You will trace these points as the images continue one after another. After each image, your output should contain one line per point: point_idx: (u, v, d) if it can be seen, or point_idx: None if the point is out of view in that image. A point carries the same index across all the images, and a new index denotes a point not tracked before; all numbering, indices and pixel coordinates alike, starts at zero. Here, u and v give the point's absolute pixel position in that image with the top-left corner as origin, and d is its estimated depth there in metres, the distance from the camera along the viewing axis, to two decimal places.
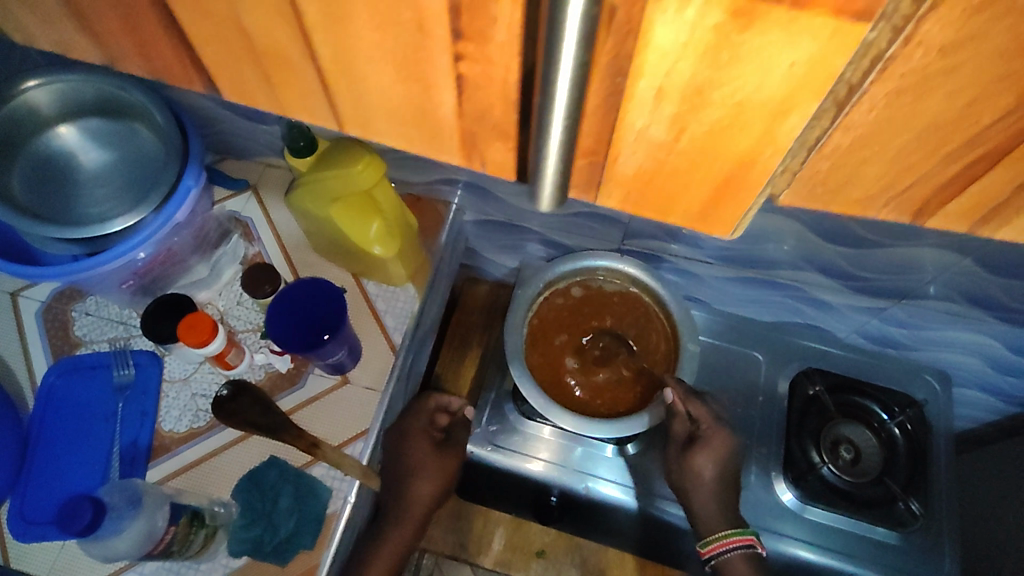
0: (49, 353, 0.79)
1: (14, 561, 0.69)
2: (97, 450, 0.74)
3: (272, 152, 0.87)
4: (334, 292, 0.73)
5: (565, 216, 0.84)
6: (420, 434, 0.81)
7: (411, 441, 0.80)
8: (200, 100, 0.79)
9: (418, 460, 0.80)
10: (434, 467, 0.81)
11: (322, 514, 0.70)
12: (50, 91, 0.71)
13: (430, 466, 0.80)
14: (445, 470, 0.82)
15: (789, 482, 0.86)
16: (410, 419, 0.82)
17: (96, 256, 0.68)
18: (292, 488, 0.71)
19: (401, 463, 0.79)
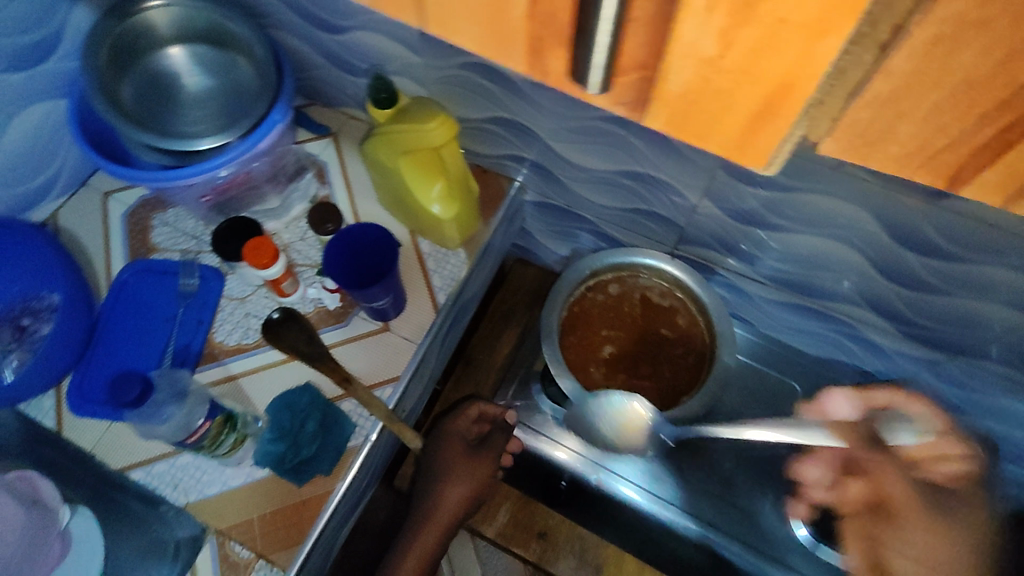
0: (127, 252, 0.84)
1: (65, 429, 0.73)
2: (152, 348, 0.78)
3: (357, 106, 0.92)
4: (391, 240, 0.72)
5: (623, 212, 0.86)
6: (455, 439, 0.84)
7: (447, 444, 0.83)
8: (302, 46, 0.85)
9: (456, 458, 0.82)
10: (466, 473, 0.82)
11: (332, 442, 0.72)
12: (169, 14, 0.77)
13: (460, 463, 0.82)
14: (477, 476, 0.82)
15: (807, 519, 0.83)
16: (446, 428, 0.85)
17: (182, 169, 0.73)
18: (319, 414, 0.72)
19: (439, 457, 0.83)
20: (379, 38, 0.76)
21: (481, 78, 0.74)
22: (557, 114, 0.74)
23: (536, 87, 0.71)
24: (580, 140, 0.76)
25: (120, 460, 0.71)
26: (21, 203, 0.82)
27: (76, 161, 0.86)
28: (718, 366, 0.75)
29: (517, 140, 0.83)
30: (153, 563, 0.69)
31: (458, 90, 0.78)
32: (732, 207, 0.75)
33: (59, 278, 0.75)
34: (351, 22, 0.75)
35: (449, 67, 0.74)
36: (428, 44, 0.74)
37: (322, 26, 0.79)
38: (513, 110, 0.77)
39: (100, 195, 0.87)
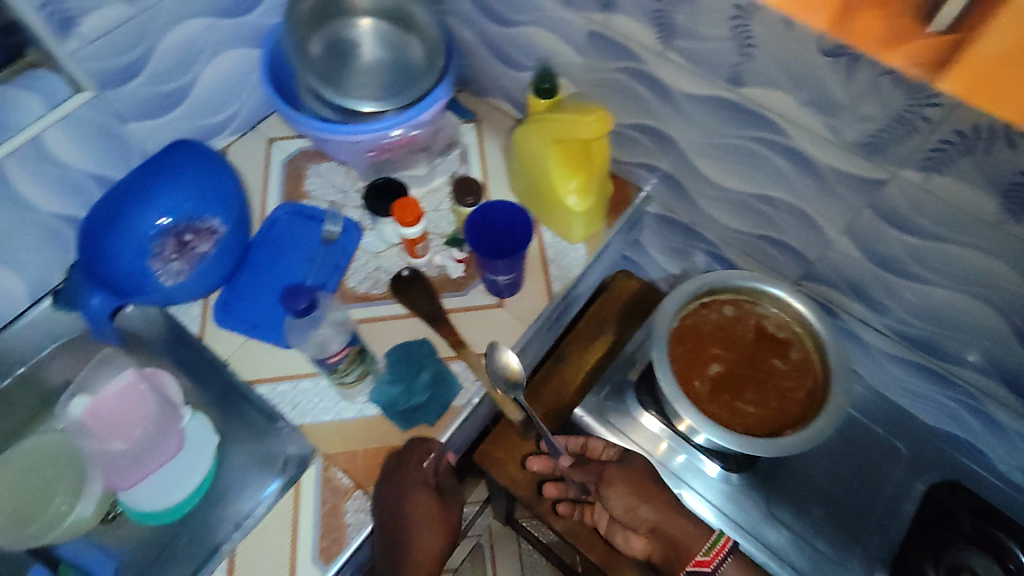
0: (281, 194, 0.91)
1: (206, 337, 0.81)
2: (290, 281, 0.85)
3: (503, 96, 0.95)
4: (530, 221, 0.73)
5: (750, 238, 0.85)
6: (417, 482, 0.70)
7: (410, 493, 0.69)
8: (466, 32, 0.89)
9: (411, 505, 0.69)
10: (439, 520, 0.72)
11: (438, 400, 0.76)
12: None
13: (432, 526, 0.71)
14: (450, 521, 0.73)
15: None
16: (404, 469, 0.70)
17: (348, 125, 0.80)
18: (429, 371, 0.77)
19: (394, 514, 0.68)
20: (545, 34, 0.79)
21: (638, 84, 0.75)
22: (706, 130, 0.74)
23: (694, 100, 0.72)
24: (726, 159, 0.77)
25: (250, 373, 0.78)
26: (199, 136, 0.91)
27: (253, 106, 0.94)
28: (836, 399, 0.74)
29: (657, 151, 0.84)
30: (263, 472, 0.75)
31: (609, 94, 0.80)
32: (870, 250, 0.74)
33: (226, 205, 0.83)
34: (523, 15, 0.79)
35: (608, 69, 0.76)
36: (592, 46, 0.76)
37: (492, 17, 0.83)
38: (662, 120, 0.78)
39: (265, 139, 0.95)
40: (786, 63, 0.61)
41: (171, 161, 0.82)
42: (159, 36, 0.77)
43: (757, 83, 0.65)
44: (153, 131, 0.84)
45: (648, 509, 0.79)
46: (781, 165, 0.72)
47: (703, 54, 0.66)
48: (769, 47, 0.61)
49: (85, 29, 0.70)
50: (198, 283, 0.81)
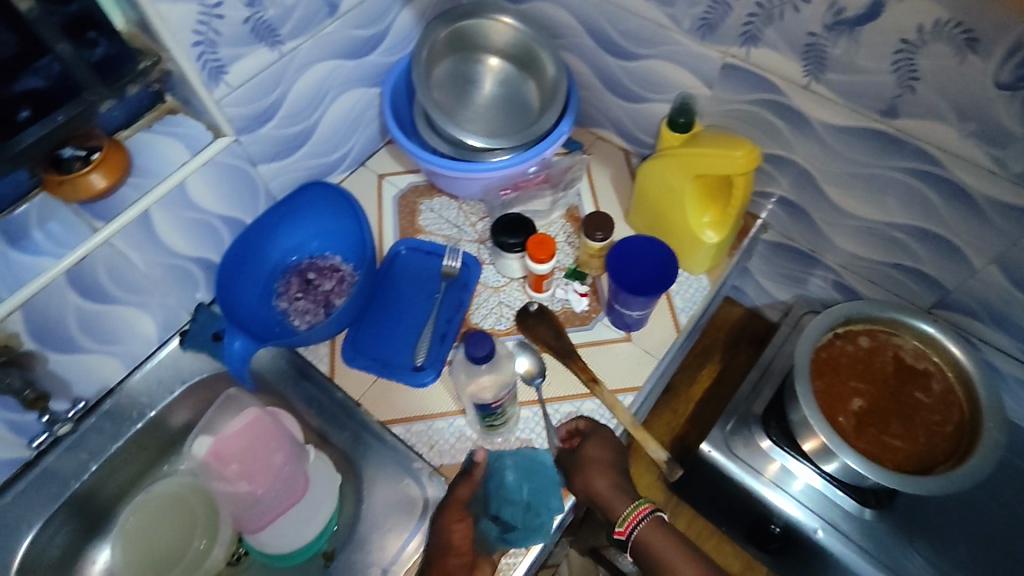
0: (397, 231, 0.92)
1: (336, 376, 0.82)
2: (415, 318, 0.85)
3: (612, 127, 0.94)
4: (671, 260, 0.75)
5: (879, 266, 0.83)
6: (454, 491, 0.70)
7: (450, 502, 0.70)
8: (582, 68, 0.90)
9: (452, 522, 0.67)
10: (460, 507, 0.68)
11: (559, 479, 0.71)
12: (499, 28, 0.87)
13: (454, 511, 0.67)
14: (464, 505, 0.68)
15: None
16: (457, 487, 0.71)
17: (469, 163, 0.82)
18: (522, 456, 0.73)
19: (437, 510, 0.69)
20: (673, 69, 0.79)
21: (773, 115, 0.75)
22: (844, 159, 0.73)
23: (834, 130, 0.71)
24: (861, 187, 0.75)
25: (385, 412, 0.79)
26: (316, 174, 0.93)
27: (363, 144, 0.96)
28: (989, 429, 0.70)
29: (779, 179, 0.82)
30: (401, 515, 0.75)
31: (738, 125, 0.79)
32: (1022, 278, 0.70)
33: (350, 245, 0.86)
34: (648, 50, 0.79)
35: (741, 101, 0.76)
36: (724, 79, 0.76)
37: (615, 51, 0.83)
38: (795, 150, 0.77)
39: (376, 176, 0.97)
40: (952, 92, 0.60)
41: (305, 202, 0.87)
42: (293, 80, 0.79)
43: (916, 115, 0.64)
44: (278, 172, 0.86)
45: (591, 474, 0.68)
46: (930, 197, 0.70)
47: (859, 87, 0.66)
48: (937, 79, 0.60)
49: (232, 77, 0.72)
50: (331, 328, 0.80)
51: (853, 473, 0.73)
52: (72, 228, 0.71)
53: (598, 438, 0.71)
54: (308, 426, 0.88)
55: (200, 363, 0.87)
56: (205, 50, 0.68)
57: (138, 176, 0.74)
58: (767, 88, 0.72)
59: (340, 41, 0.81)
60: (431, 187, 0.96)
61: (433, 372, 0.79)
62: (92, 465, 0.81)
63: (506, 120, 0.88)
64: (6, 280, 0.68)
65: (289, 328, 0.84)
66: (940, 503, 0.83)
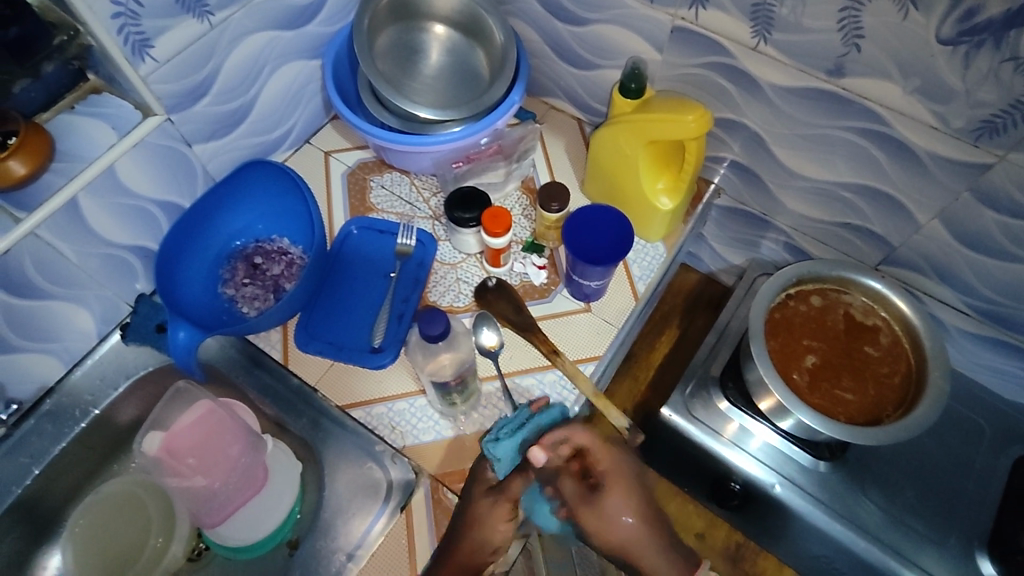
0: (347, 210, 0.90)
1: (291, 363, 0.80)
2: (371, 299, 0.83)
3: (564, 95, 0.93)
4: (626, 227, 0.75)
5: (828, 226, 0.85)
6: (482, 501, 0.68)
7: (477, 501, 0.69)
8: (531, 35, 0.88)
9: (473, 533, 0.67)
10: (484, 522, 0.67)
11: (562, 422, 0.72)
12: None
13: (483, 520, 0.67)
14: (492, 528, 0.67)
15: (959, 559, 0.81)
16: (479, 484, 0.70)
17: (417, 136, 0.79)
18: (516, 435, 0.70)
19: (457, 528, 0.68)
20: (622, 32, 0.78)
21: (723, 77, 0.74)
22: (794, 121, 0.74)
23: (783, 92, 0.71)
24: (811, 148, 0.75)
25: (344, 396, 0.77)
26: (257, 154, 0.89)
27: (306, 120, 0.92)
28: (935, 379, 0.72)
29: (731, 143, 0.82)
30: (367, 498, 0.74)
31: (690, 89, 0.78)
32: (963, 233, 0.72)
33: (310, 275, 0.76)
34: (596, 14, 0.77)
35: (691, 65, 0.75)
36: (672, 42, 0.75)
37: (563, 16, 0.81)
38: (745, 114, 0.77)
39: (322, 153, 0.94)
40: (895, 49, 0.61)
41: (251, 183, 0.84)
42: (226, 54, 0.74)
43: (861, 74, 0.64)
44: (216, 153, 0.82)
45: (628, 523, 0.68)
46: (878, 156, 0.71)
47: (805, 47, 0.65)
48: (881, 37, 0.60)
49: (158, 51, 0.68)
50: (280, 312, 0.77)
51: (809, 429, 0.75)
52: None
53: (633, 493, 0.70)
54: (265, 413, 0.85)
55: (145, 357, 0.83)
56: (126, 23, 0.64)
57: (63, 161, 0.69)
58: (717, 50, 0.72)
59: (275, 10, 0.77)
60: (380, 163, 0.93)
61: (392, 353, 0.78)
62: (35, 470, 0.77)
63: (454, 91, 0.85)
64: None
65: (238, 316, 0.81)
66: (891, 452, 0.86)
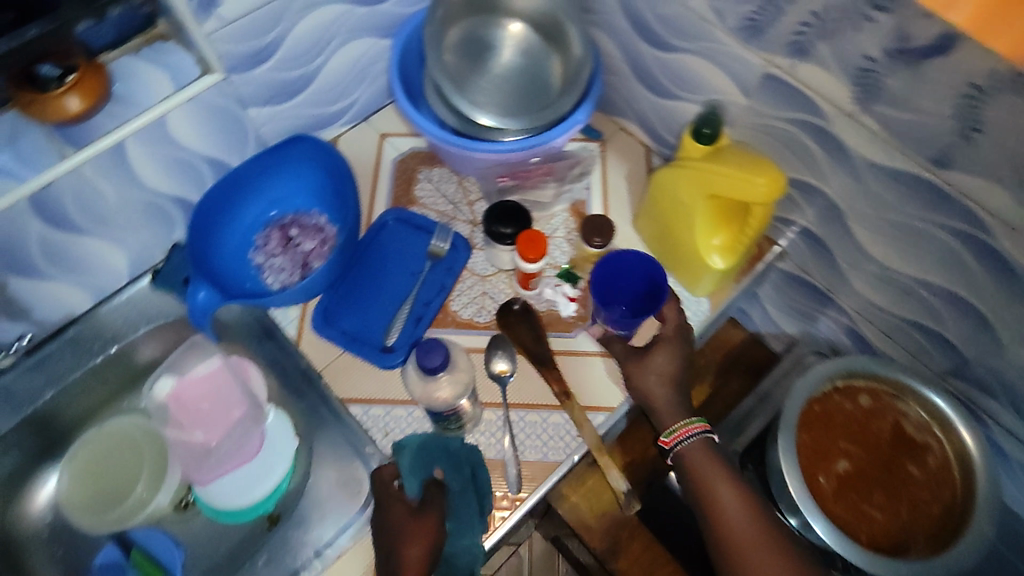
0: (390, 198, 0.88)
1: (302, 342, 0.79)
2: (392, 295, 0.81)
3: (635, 119, 0.87)
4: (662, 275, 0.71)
5: (895, 320, 0.76)
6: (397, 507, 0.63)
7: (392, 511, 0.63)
8: (614, 52, 0.82)
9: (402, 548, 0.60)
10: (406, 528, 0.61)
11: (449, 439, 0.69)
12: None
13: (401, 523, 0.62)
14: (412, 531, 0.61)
15: None
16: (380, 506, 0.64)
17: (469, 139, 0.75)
18: (421, 438, 0.68)
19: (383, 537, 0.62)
20: (709, 68, 0.71)
21: (809, 138, 0.67)
22: (879, 202, 0.66)
23: (874, 169, 0.63)
24: (893, 234, 0.67)
25: (345, 389, 0.76)
26: (312, 125, 0.88)
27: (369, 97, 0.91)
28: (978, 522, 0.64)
29: (806, 208, 0.75)
30: (346, 497, 0.72)
31: (771, 143, 0.71)
32: None
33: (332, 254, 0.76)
34: (684, 42, 0.71)
35: (777, 118, 0.68)
36: (761, 90, 0.68)
37: (650, 39, 0.75)
38: (827, 181, 0.69)
39: (377, 134, 0.92)
40: (1015, 150, 0.52)
41: (301, 156, 0.82)
42: (294, 21, 0.73)
43: (967, 169, 0.56)
44: (271, 117, 0.81)
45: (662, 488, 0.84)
46: (969, 261, 0.62)
47: (910, 128, 0.58)
48: (1000, 133, 0.52)
49: (226, 10, 0.66)
50: (299, 292, 0.76)
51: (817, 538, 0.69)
52: (42, 151, 0.67)
53: (674, 345, 0.70)
54: None
55: (169, 306, 0.84)
56: None
57: (119, 105, 0.69)
58: (808, 108, 0.65)
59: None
60: (433, 156, 0.91)
61: (402, 355, 0.76)
62: (48, 392, 0.79)
63: (521, 98, 0.81)
64: None
65: (262, 285, 0.81)
66: None
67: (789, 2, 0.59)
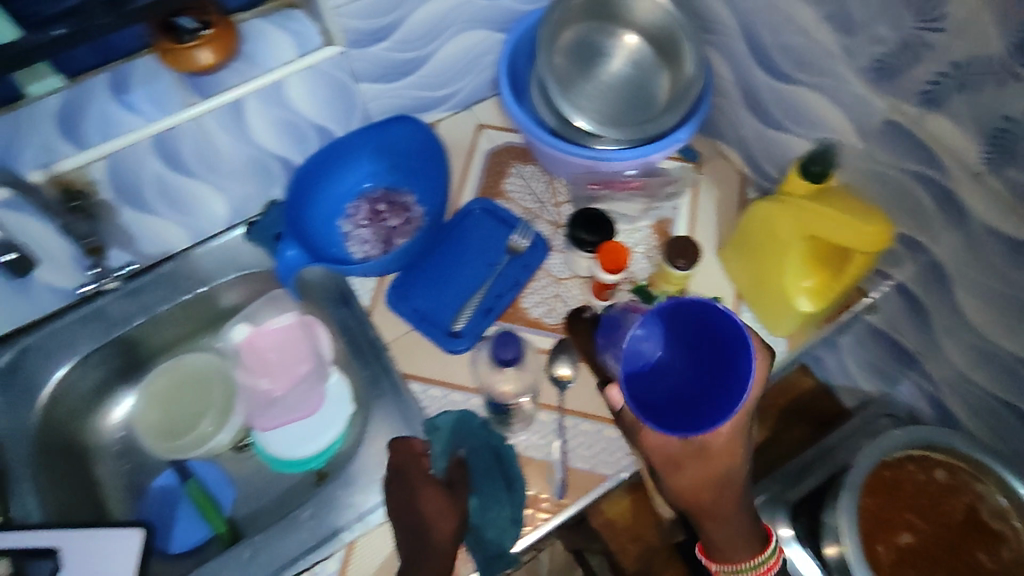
0: (478, 187, 0.89)
1: (375, 313, 0.81)
2: (468, 283, 0.82)
3: (737, 145, 0.85)
4: (748, 377, 0.50)
5: (987, 398, 0.71)
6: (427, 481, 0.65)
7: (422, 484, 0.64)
8: (726, 75, 0.81)
9: (422, 506, 0.63)
10: (443, 505, 0.63)
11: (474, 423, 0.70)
12: (653, 7, 0.79)
13: (434, 492, 0.64)
14: (442, 508, 0.63)
15: None
16: (413, 469, 0.66)
17: (563, 142, 0.77)
18: (453, 419, 0.70)
19: (409, 515, 0.63)
20: (826, 104, 0.69)
21: (926, 193, 0.64)
22: (993, 270, 0.62)
23: (993, 235, 0.60)
24: (1002, 306, 0.63)
25: (407, 366, 0.77)
26: (414, 107, 0.90)
27: (473, 86, 0.93)
28: None
29: (907, 263, 0.71)
30: None
31: (880, 191, 0.68)
32: None
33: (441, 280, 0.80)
34: (804, 75, 0.69)
35: (893, 166, 0.65)
36: (879, 136, 0.65)
37: (767, 67, 0.73)
38: (936, 239, 0.66)
39: (475, 123, 0.94)
40: None
41: (400, 137, 0.85)
42: (417, 5, 0.75)
43: None
44: (379, 94, 0.84)
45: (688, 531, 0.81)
46: None
47: None
48: None
49: None
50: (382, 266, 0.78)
51: None
52: (166, 95, 0.71)
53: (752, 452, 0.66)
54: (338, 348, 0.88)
55: (255, 257, 0.87)
56: None
57: (244, 63, 0.72)
58: (931, 161, 0.61)
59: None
60: (526, 152, 0.92)
61: (469, 342, 0.77)
62: (140, 317, 0.83)
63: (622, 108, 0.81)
64: (98, 126, 0.69)
65: (347, 253, 0.84)
66: None
67: (929, 47, 0.56)
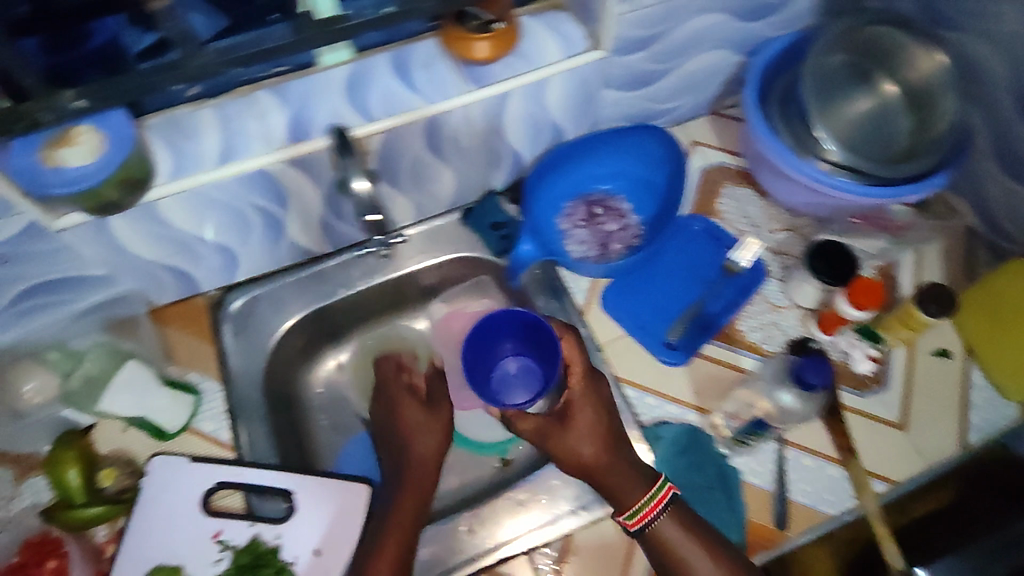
0: (690, 203, 0.89)
1: (588, 315, 0.82)
2: (682, 298, 0.82)
3: (972, 197, 0.83)
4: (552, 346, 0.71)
5: None
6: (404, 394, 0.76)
7: (401, 407, 0.76)
8: (981, 125, 0.79)
9: (412, 437, 0.74)
10: (431, 422, 0.74)
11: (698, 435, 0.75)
12: (927, 52, 0.77)
13: (427, 427, 0.74)
14: (434, 426, 0.74)
15: None
16: (389, 375, 0.78)
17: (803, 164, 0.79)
18: (681, 430, 0.74)
19: (394, 434, 0.75)
20: None
21: None
22: None
23: None
24: None
25: (621, 370, 0.78)
26: (638, 117, 0.91)
27: (695, 103, 0.93)
28: None
29: None
30: None
31: None
32: None
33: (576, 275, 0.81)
34: None
35: None
36: None
37: None
38: None
39: (688, 141, 0.94)
40: None
41: (632, 146, 0.84)
42: (685, 21, 0.76)
43: None
44: (615, 101, 0.86)
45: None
46: None
47: None
48: None
49: None
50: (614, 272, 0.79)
51: None
52: (444, 81, 0.73)
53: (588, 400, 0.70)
54: None
55: (466, 240, 0.90)
56: None
57: (516, 58, 0.74)
58: None
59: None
60: (741, 174, 0.90)
61: (686, 356, 0.78)
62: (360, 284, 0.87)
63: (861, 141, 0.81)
64: (382, 100, 0.72)
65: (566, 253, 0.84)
66: None
67: None
